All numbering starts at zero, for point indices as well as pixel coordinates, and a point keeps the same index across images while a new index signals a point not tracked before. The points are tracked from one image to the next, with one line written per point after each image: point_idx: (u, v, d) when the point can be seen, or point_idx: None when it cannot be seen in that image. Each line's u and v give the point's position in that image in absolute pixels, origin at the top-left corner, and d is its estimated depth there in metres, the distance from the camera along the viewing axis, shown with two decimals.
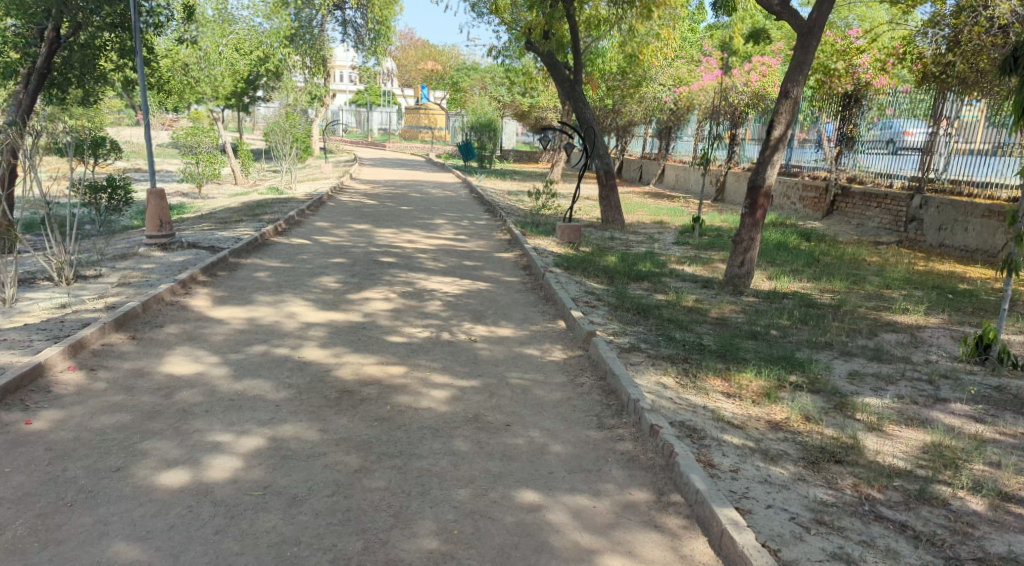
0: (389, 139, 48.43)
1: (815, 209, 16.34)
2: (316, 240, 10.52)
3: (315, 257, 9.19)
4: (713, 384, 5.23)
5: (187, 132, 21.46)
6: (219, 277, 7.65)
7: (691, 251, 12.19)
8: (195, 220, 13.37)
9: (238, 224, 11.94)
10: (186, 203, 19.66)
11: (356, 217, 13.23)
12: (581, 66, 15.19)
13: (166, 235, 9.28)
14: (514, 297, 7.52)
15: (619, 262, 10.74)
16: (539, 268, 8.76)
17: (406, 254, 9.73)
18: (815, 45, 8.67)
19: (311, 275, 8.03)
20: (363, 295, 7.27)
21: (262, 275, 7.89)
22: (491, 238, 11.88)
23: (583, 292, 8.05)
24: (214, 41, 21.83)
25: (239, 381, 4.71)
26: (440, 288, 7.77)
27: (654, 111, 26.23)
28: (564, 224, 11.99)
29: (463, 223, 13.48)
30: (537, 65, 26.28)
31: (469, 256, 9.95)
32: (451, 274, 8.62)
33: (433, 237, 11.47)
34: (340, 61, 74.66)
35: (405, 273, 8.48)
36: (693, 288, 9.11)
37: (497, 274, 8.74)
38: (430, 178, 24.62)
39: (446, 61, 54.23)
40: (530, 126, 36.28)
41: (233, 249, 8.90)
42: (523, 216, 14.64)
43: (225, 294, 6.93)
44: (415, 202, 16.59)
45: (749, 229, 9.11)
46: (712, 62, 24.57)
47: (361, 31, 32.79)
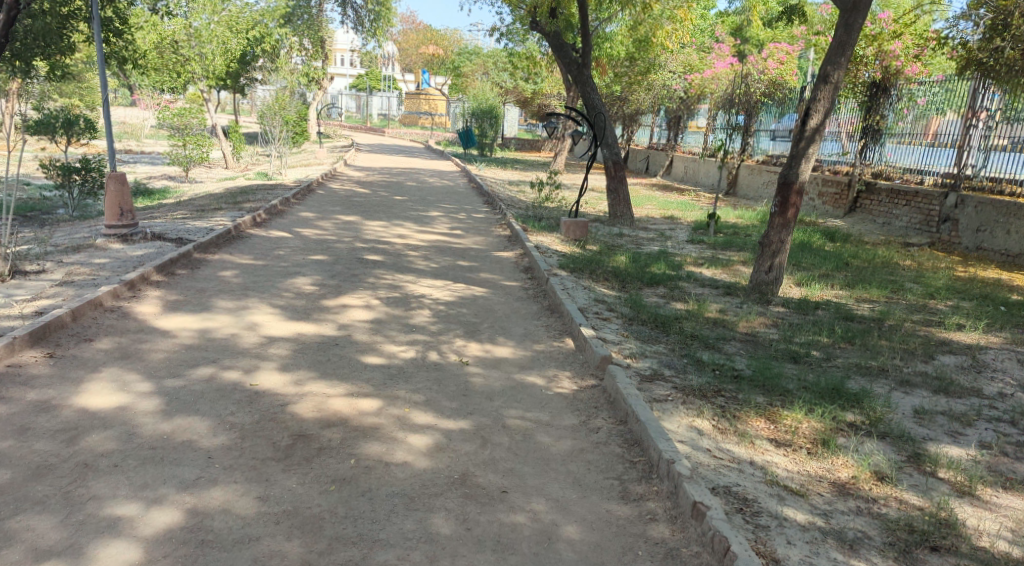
0: (388, 124, 47.44)
1: (835, 205, 15.35)
2: (297, 234, 9.56)
3: (294, 253, 8.23)
4: (757, 427, 4.29)
5: (173, 113, 20.15)
6: (178, 275, 6.67)
7: (707, 251, 11.23)
8: (172, 207, 12.41)
9: (216, 212, 10.97)
10: (170, 186, 18.74)
11: (345, 207, 12.29)
12: (590, 47, 14.03)
13: (128, 224, 8.31)
14: (514, 306, 6.57)
15: (630, 264, 9.79)
16: (542, 271, 7.80)
17: (395, 251, 8.79)
18: (861, 23, 7.63)
19: (285, 276, 7.06)
20: (341, 302, 6.31)
21: (227, 275, 6.91)
22: (491, 233, 10.95)
23: (592, 300, 7.09)
24: (205, 16, 20.68)
25: (168, 419, 3.73)
26: (431, 294, 6.82)
27: (662, 100, 24.95)
28: (568, 219, 11.04)
29: (460, 216, 12.53)
30: (542, 50, 25.29)
31: (465, 255, 8.99)
32: (444, 277, 7.67)
33: (426, 231, 10.52)
34: (340, 44, 73.29)
35: (392, 274, 7.53)
36: (714, 296, 8.17)
37: (495, 277, 7.80)
38: (428, 166, 23.62)
39: (447, 46, 53.01)
40: (534, 113, 35.25)
41: (202, 242, 7.95)
42: (524, 209, 13.67)
43: (179, 298, 5.97)
44: (410, 191, 15.61)
45: (779, 230, 8.16)
46: (724, 49, 23.31)
47: (361, 11, 31.56)
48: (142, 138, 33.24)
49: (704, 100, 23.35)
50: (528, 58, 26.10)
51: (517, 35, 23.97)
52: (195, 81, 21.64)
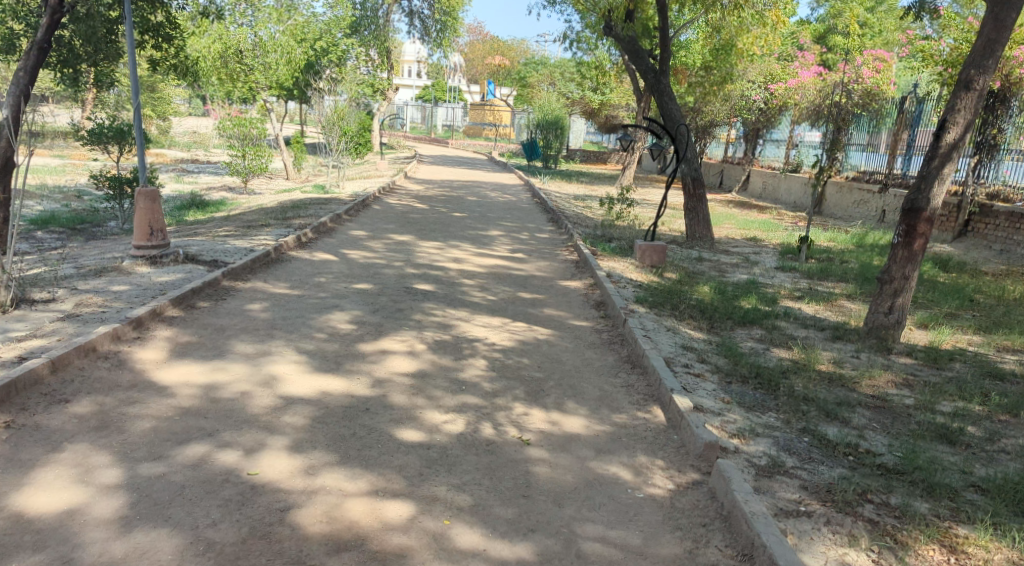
0: (452, 136, 47.05)
1: (941, 228, 13.70)
2: (342, 256, 8.69)
3: (336, 280, 7.35)
4: (936, 562, 3.10)
5: (232, 123, 19.80)
6: (199, 309, 5.83)
7: (802, 281, 9.89)
8: (219, 223, 11.78)
9: (261, 230, 10.23)
10: (228, 198, 18.38)
11: (398, 225, 11.43)
12: (669, 54, 12.86)
13: (159, 245, 7.57)
14: (586, 354, 5.45)
15: (716, 297, 8.57)
16: (617, 308, 6.66)
17: (449, 279, 7.80)
18: (1016, 16, 6.30)
19: (320, 311, 6.14)
20: (380, 348, 5.32)
21: (255, 309, 6.01)
22: (557, 257, 9.89)
23: (678, 347, 5.91)
24: (270, 24, 20.31)
25: (125, 536, 2.80)
26: (488, 337, 5.78)
27: (740, 111, 23.50)
28: (644, 243, 9.88)
29: (522, 236, 11.51)
30: (611, 58, 24.29)
31: (528, 284, 7.93)
32: (503, 313, 6.62)
33: (485, 254, 9.52)
34: (408, 55, 73.91)
35: (443, 310, 6.51)
36: (822, 340, 6.87)
37: (563, 315, 6.70)
38: (491, 179, 22.80)
39: (514, 57, 52.49)
40: (601, 125, 34.13)
41: (235, 265, 7.14)
42: (592, 229, 12.58)
43: (191, 339, 5.09)
44: (470, 206, 14.71)
45: (903, 264, 6.78)
46: (808, 58, 22.27)
47: (428, 21, 31.02)
48: (209, 148, 33.54)
49: (786, 112, 22.00)
50: (598, 69, 25.07)
51: (588, 44, 22.98)
52: (258, 92, 21.34)
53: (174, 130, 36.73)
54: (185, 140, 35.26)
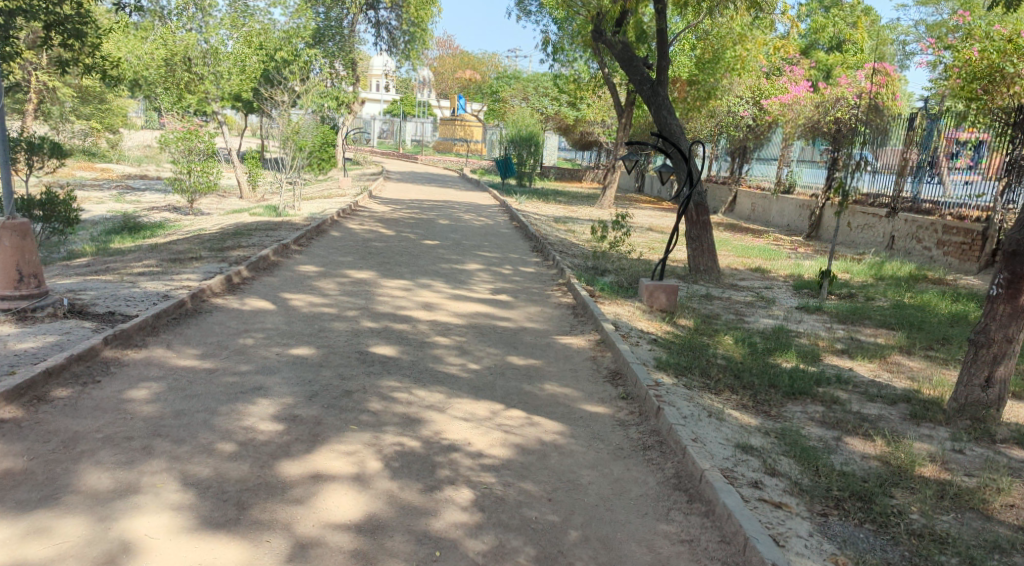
0: (421, 151, 45.42)
1: (963, 258, 12.78)
2: (282, 302, 6.92)
3: (267, 342, 5.57)
4: None
5: (176, 136, 17.82)
6: (54, 399, 4.04)
7: (834, 328, 8.41)
8: (143, 254, 9.92)
9: (187, 266, 8.42)
10: (170, 220, 16.54)
11: (358, 256, 9.70)
12: (668, 62, 11.33)
13: (33, 294, 5.74)
14: (616, 474, 3.76)
15: (745, 354, 7.00)
16: (642, 386, 4.99)
17: (417, 337, 6.09)
18: None
19: (234, 398, 4.38)
20: (314, 468, 3.58)
21: (138, 397, 4.23)
22: (548, 298, 8.23)
23: (735, 450, 4.24)
24: (222, 30, 18.44)
25: None
26: (472, 441, 4.07)
27: (726, 128, 22.48)
28: (651, 282, 8.32)
29: (504, 269, 9.88)
30: (590, 71, 22.94)
31: (516, 343, 6.24)
32: (490, 394, 4.91)
33: (462, 296, 7.85)
34: (376, 69, 72.15)
35: (408, 391, 4.77)
36: (904, 424, 5.29)
37: (570, 395, 5.01)
38: (462, 198, 21.15)
39: (484, 71, 51.25)
40: (578, 140, 32.87)
41: (130, 325, 5.36)
42: (583, 261, 11.04)
43: (14, 465, 3.31)
44: (441, 232, 13.02)
45: (1005, 323, 5.21)
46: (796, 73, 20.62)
47: (395, 33, 29.36)
48: (162, 164, 31.46)
49: (776, 129, 21.03)
50: (574, 83, 23.62)
51: (567, 56, 21.55)
52: (209, 104, 19.42)
53: (125, 144, 34.57)
54: (136, 154, 33.01)
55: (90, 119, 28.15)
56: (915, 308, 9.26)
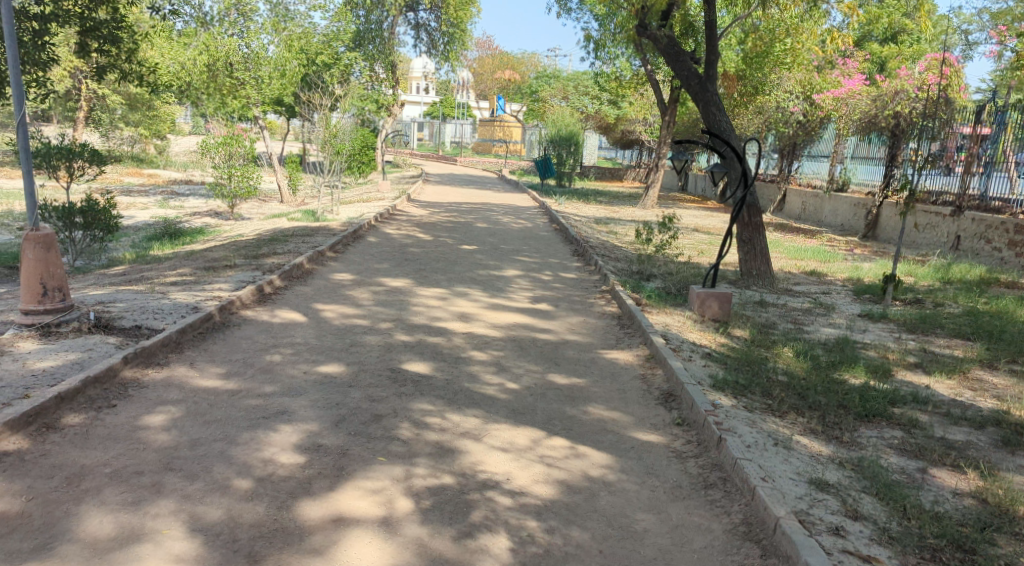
0: (461, 152, 45.30)
1: None
2: (314, 314, 6.62)
3: (294, 359, 5.26)
4: None
5: (216, 142, 17.84)
6: (63, 427, 3.75)
7: (903, 338, 7.79)
8: (179, 262, 9.77)
9: (220, 275, 8.20)
10: (211, 225, 16.54)
11: (394, 263, 9.41)
12: (716, 56, 10.72)
13: (57, 309, 5.50)
14: (676, 519, 3.32)
15: (808, 368, 6.46)
16: (701, 411, 4.52)
17: (454, 352, 5.72)
18: None
19: (256, 424, 4.06)
20: (336, 509, 3.22)
21: (153, 423, 3.93)
22: (591, 307, 7.79)
23: (810, 489, 3.77)
24: (263, 34, 18.36)
25: None
26: (511, 476, 3.67)
27: (775, 124, 21.10)
28: (703, 289, 7.82)
29: (545, 275, 9.47)
30: (632, 69, 22.34)
31: (559, 358, 5.81)
32: (531, 418, 4.50)
33: (501, 305, 7.47)
34: (416, 71, 72.41)
35: (442, 415, 4.39)
36: (997, 454, 4.72)
37: (618, 419, 4.58)
38: (502, 200, 20.80)
39: (524, 71, 50.89)
40: (619, 139, 32.30)
41: (153, 342, 5.08)
42: (627, 265, 10.56)
43: (10, 507, 3.02)
44: (480, 236, 12.67)
45: None
46: (852, 67, 19.45)
47: (434, 34, 29.14)
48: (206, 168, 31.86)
49: (829, 123, 19.77)
50: (616, 81, 23.05)
51: (609, 54, 21.01)
52: (250, 109, 19.42)
53: (172, 150, 35.11)
54: (182, 159, 33.49)
55: (137, 125, 28.59)
56: (990, 315, 8.57)
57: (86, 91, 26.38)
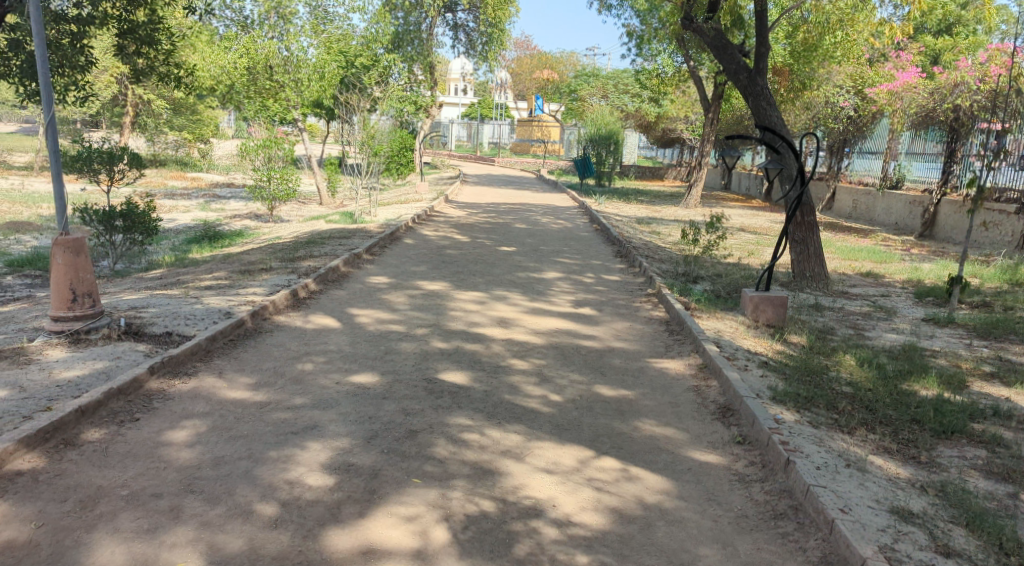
0: (499, 153, 45.07)
1: None
2: (348, 319, 6.37)
3: (327, 368, 5.01)
4: None
5: (255, 145, 17.87)
6: (82, 444, 3.54)
7: (974, 345, 7.26)
8: (216, 265, 9.66)
9: (255, 279, 8.03)
10: (250, 227, 16.56)
11: (432, 265, 9.16)
12: (767, 47, 10.21)
13: (87, 315, 5.36)
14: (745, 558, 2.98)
15: (874, 378, 6.00)
16: (765, 430, 4.14)
17: (493, 361, 5.41)
18: None
19: (284, 440, 3.81)
20: (367, 540, 2.95)
21: (176, 439, 3.70)
22: (637, 312, 7.40)
23: (894, 521, 3.37)
24: (303, 37, 18.35)
25: None
26: (557, 504, 3.35)
27: (823, 121, 20.46)
28: (756, 293, 7.39)
29: (587, 278, 9.12)
30: (675, 65, 21.80)
31: (604, 367, 5.47)
32: (577, 434, 4.17)
33: (543, 310, 7.15)
34: (454, 73, 72.50)
35: (482, 431, 4.08)
36: None
37: (672, 437, 4.22)
38: (541, 200, 20.47)
39: (563, 71, 50.51)
40: (660, 137, 31.70)
41: (181, 350, 4.88)
42: (673, 267, 10.14)
43: (18, 535, 2.80)
44: (519, 237, 12.36)
45: None
46: (906, 59, 18.70)
47: (473, 34, 28.94)
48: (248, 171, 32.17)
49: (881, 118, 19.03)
50: (657, 78, 22.54)
51: (651, 50, 20.52)
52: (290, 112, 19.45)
53: (214, 154, 35.58)
54: (224, 162, 33.88)
55: (181, 129, 28.95)
56: None
57: (131, 96, 26.82)
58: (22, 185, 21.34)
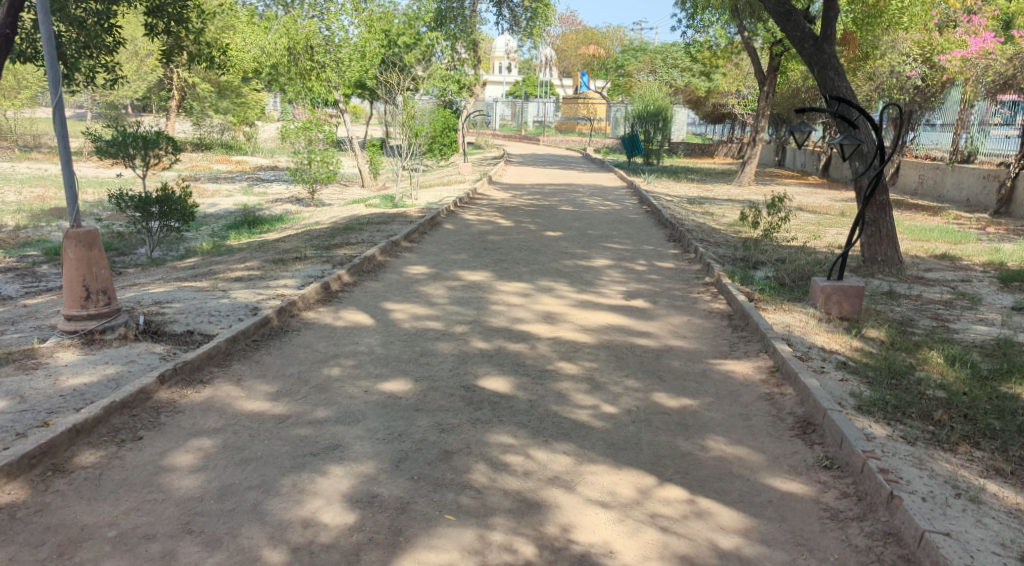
0: (544, 132, 44.22)
1: None
2: (382, 315, 5.91)
3: (355, 374, 4.54)
4: None
5: (296, 127, 17.57)
6: (75, 470, 3.14)
7: None
8: (251, 253, 9.33)
9: (288, 269, 7.64)
10: (292, 212, 16.32)
11: (473, 253, 8.65)
12: (834, 9, 9.29)
13: (102, 313, 5.01)
14: None
15: (969, 379, 5.27)
16: (857, 454, 3.50)
17: (538, 362, 4.89)
18: None
19: (300, 464, 3.36)
20: None
21: (180, 463, 3.27)
22: (695, 304, 6.77)
23: None
24: (343, 16, 17.89)
25: None
26: (614, 550, 2.83)
27: (888, 91, 19.24)
28: (828, 283, 6.68)
29: (638, 265, 8.51)
30: (728, 36, 20.72)
31: (662, 370, 4.89)
32: (634, 455, 3.62)
33: (593, 302, 6.59)
34: (498, 50, 71.49)
35: (525, 452, 3.56)
36: None
37: (745, 458, 3.63)
38: (587, 180, 19.78)
39: (609, 46, 49.19)
40: (711, 113, 30.54)
41: (198, 354, 4.47)
42: (731, 251, 9.44)
43: None
44: (565, 220, 11.75)
45: None
46: (980, 22, 17.27)
47: (517, 10, 28.11)
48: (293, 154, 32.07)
49: (953, 87, 17.77)
50: (709, 51, 21.53)
51: (703, 21, 19.50)
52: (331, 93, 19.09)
53: (260, 137, 35.64)
54: (270, 145, 33.88)
55: (226, 113, 28.94)
56: None
57: (177, 79, 26.83)
58: (71, 170, 21.52)
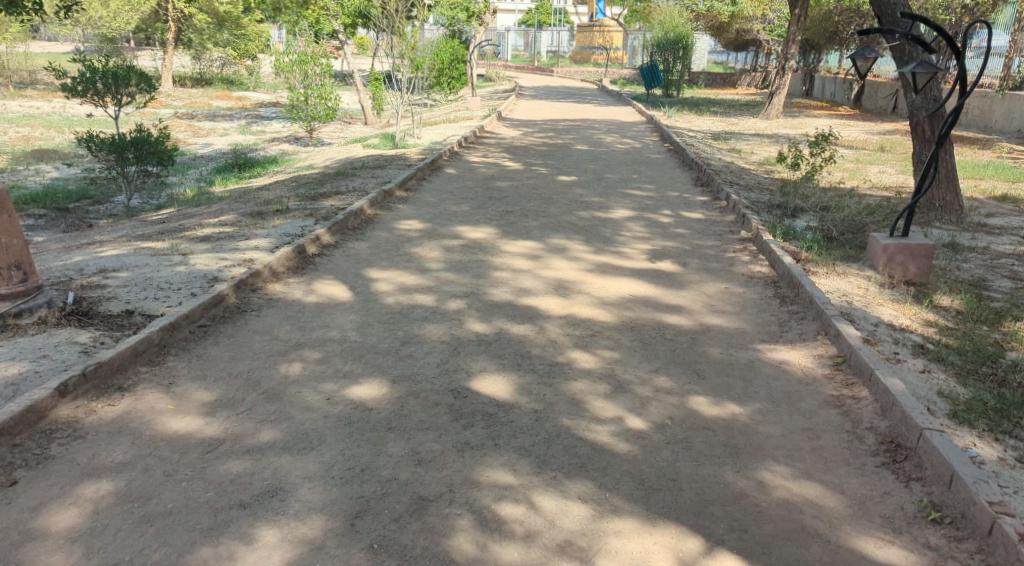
0: (558, 62, 42.16)
1: None
2: (363, 286, 4.98)
3: (318, 373, 3.64)
4: None
5: (291, 60, 16.29)
6: None
7: None
8: (228, 204, 8.36)
9: (262, 225, 6.68)
10: (287, 152, 15.28)
11: (476, 203, 7.64)
12: None
13: (15, 292, 4.13)
14: None
15: None
16: (980, 507, 2.56)
17: (547, 353, 3.95)
18: None
19: (223, 521, 2.50)
20: None
21: (58, 527, 2.43)
22: (732, 266, 5.78)
23: None
24: None
25: None
26: None
27: (933, 11, 17.71)
28: (890, 241, 5.65)
29: (663, 216, 7.48)
30: None
31: (702, 361, 3.94)
32: (673, 498, 2.73)
33: (612, 265, 5.61)
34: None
35: (527, 499, 2.68)
36: None
37: (821, 505, 2.72)
38: (603, 115, 18.47)
39: None
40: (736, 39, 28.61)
41: (121, 350, 3.57)
42: (767, 197, 8.36)
43: None
44: (581, 162, 10.65)
45: None
46: None
47: None
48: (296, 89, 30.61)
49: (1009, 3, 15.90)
50: None
51: None
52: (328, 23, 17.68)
53: (263, 71, 34.11)
54: (272, 79, 32.38)
55: (225, 46, 27.45)
56: None
57: (171, 9, 25.29)
58: (62, 108, 20.44)
